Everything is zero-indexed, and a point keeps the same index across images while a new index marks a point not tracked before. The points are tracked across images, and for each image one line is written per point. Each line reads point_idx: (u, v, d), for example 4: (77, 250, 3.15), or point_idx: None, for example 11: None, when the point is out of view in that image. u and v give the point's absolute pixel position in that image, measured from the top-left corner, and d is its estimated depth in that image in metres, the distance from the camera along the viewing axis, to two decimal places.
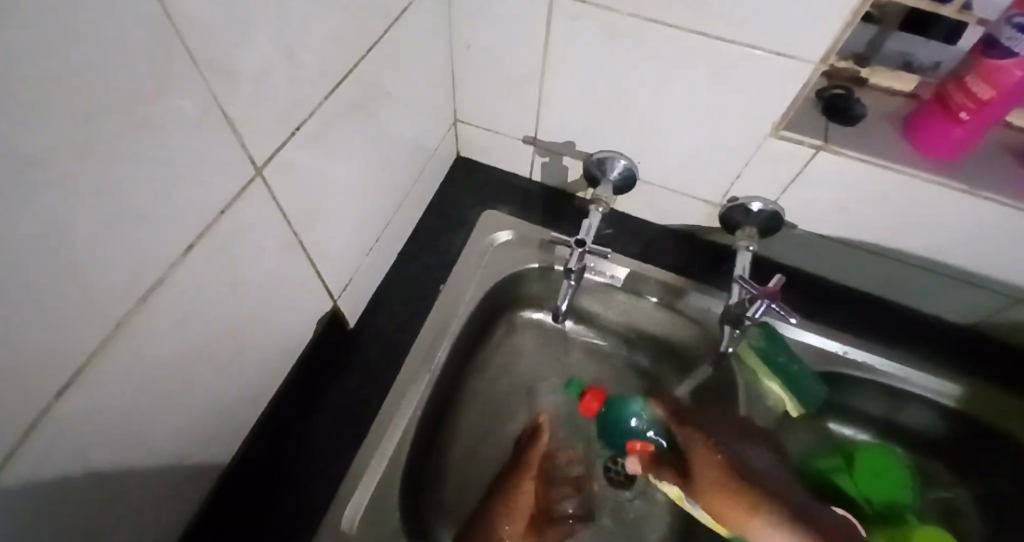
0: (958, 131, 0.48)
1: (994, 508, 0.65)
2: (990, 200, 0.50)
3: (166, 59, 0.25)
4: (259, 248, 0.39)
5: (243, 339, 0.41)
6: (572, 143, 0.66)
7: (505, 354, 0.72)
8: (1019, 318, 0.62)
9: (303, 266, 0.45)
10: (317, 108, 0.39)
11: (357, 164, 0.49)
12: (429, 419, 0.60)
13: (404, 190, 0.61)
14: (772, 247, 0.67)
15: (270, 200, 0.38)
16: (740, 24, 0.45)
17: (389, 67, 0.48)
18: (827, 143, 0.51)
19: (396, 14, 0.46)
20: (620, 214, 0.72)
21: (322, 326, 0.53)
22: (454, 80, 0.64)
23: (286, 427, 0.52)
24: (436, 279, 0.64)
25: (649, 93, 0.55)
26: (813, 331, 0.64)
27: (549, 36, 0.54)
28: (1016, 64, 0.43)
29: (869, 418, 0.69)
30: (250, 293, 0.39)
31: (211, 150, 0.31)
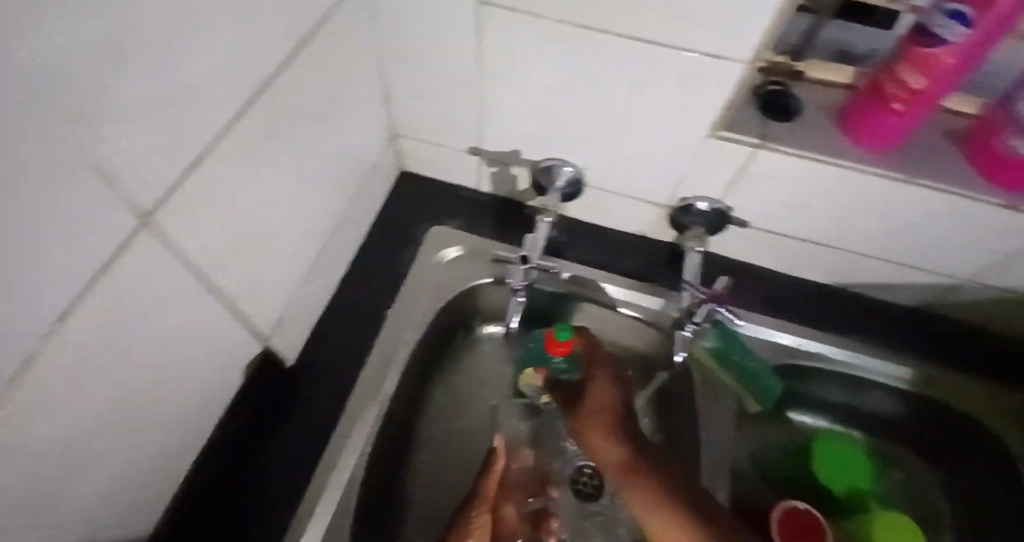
0: (892, 121, 0.48)
1: (956, 486, 0.65)
2: (926, 187, 0.50)
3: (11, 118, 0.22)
4: (159, 299, 0.35)
5: (153, 396, 0.38)
6: (518, 152, 0.63)
7: (464, 372, 0.70)
8: (969, 298, 0.62)
9: (219, 308, 0.42)
10: (218, 142, 0.36)
11: (277, 193, 0.45)
12: (380, 451, 0.57)
13: (339, 213, 0.58)
14: (724, 245, 0.66)
15: (167, 248, 0.34)
16: (672, 26, 0.44)
17: (304, 88, 0.44)
18: (764, 142, 0.51)
19: (307, 33, 0.42)
20: (573, 221, 0.70)
21: (255, 368, 0.51)
22: (386, 93, 0.61)
23: (236, 462, 0.51)
24: (382, 305, 0.62)
25: (586, 98, 0.53)
26: (769, 326, 0.64)
27: (480, 45, 0.52)
28: (946, 52, 0.42)
29: (830, 406, 0.69)
30: (153, 348, 0.36)
31: (83, 205, 0.27)
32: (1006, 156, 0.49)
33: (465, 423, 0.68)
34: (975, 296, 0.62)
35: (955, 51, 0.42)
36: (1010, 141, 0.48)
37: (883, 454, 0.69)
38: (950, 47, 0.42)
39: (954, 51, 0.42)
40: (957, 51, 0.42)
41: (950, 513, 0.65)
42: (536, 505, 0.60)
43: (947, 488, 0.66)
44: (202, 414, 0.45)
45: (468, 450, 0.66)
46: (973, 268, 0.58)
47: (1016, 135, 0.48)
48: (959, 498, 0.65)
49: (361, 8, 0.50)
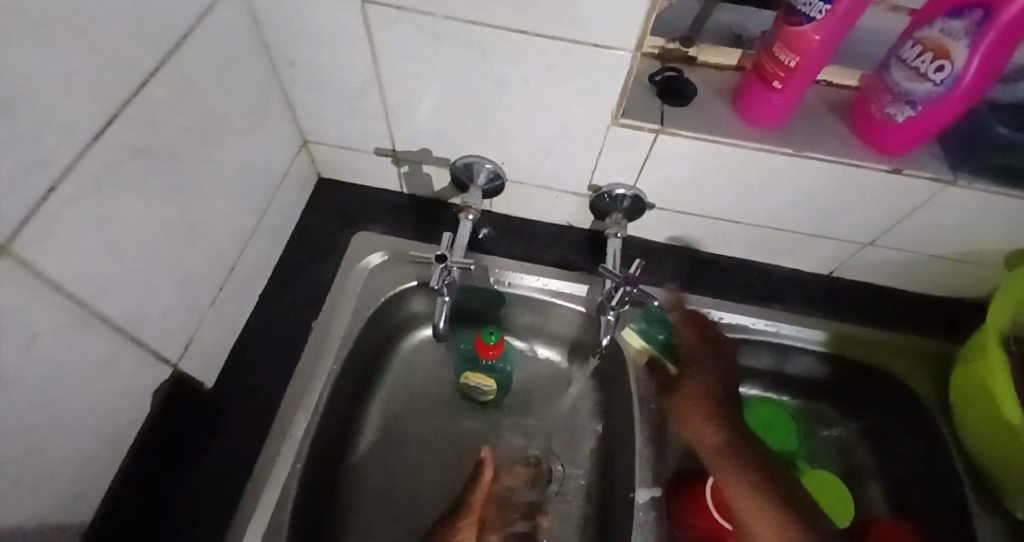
0: (775, 98, 0.50)
1: (880, 437, 0.69)
2: (816, 159, 0.53)
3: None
4: (29, 334, 0.33)
5: (38, 437, 0.36)
6: (427, 150, 0.63)
7: (401, 376, 0.69)
8: (871, 260, 0.66)
9: (112, 336, 0.41)
10: (77, 163, 0.34)
11: (165, 212, 0.44)
12: (314, 466, 0.57)
13: (248, 228, 0.56)
14: (644, 228, 0.68)
15: (33, 278, 0.33)
16: (555, 17, 0.44)
17: (179, 101, 0.43)
18: (663, 127, 0.52)
19: (175, 42, 0.41)
20: (498, 216, 0.71)
21: (163, 397, 0.49)
22: (289, 100, 0.59)
23: (152, 494, 0.49)
24: (306, 317, 0.61)
25: (488, 94, 0.53)
26: (692, 302, 0.66)
27: (374, 44, 0.51)
28: (814, 29, 0.44)
29: (758, 373, 0.72)
30: (31, 386, 0.34)
31: None
32: (885, 122, 0.52)
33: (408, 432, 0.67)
34: (876, 258, 0.66)
35: (822, 28, 0.44)
36: (887, 108, 0.51)
37: (809, 414, 0.73)
38: (816, 24, 0.44)
39: (821, 28, 0.44)
40: (823, 28, 0.44)
41: (879, 463, 0.69)
42: (522, 528, 0.63)
43: (868, 439, 0.70)
44: (104, 449, 0.43)
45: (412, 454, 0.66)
46: (870, 231, 0.62)
47: (892, 101, 0.51)
48: (879, 447, 0.69)
49: (241, 14, 0.48)
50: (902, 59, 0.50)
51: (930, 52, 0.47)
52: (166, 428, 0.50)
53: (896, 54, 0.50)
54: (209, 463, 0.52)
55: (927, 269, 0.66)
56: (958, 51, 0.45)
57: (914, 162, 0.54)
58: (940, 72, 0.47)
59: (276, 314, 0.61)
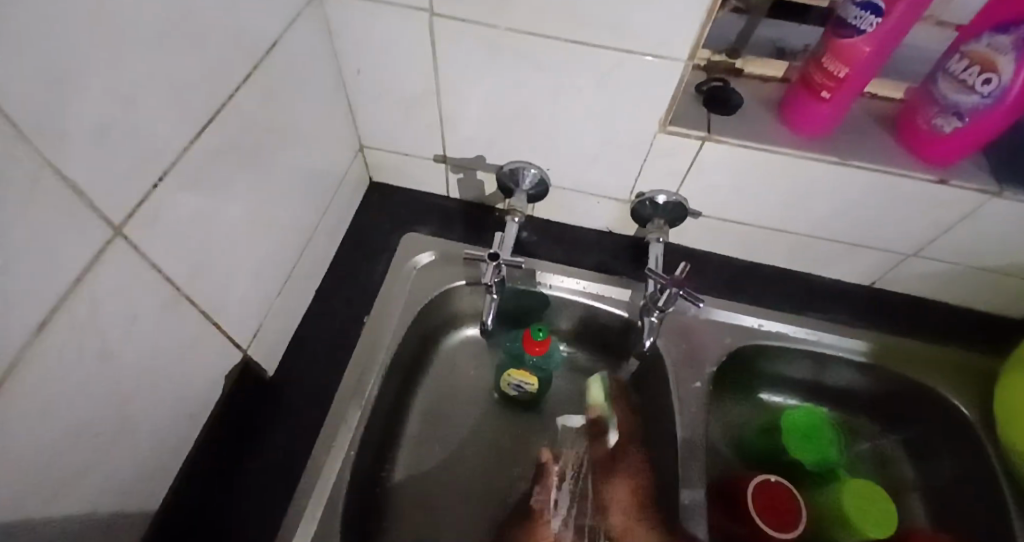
0: (823, 107, 0.52)
1: (923, 451, 0.68)
2: (860, 168, 0.54)
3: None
4: (131, 311, 0.37)
5: (135, 409, 0.39)
6: (480, 157, 0.66)
7: (442, 374, 0.71)
8: (913, 272, 0.67)
9: (196, 318, 0.44)
10: (180, 154, 0.38)
11: (246, 205, 0.47)
12: (365, 455, 0.59)
13: (311, 225, 0.60)
14: (685, 236, 0.70)
15: (139, 259, 0.36)
16: (610, 30, 0.47)
17: (265, 104, 0.46)
18: (709, 134, 0.54)
19: (262, 50, 0.45)
20: (541, 220, 0.73)
21: (232, 382, 0.52)
22: (351, 106, 0.63)
23: (213, 475, 0.51)
24: (359, 312, 0.64)
25: (542, 103, 0.56)
26: (732, 308, 0.67)
27: (436, 55, 0.54)
28: (864, 41, 0.46)
29: (795, 382, 0.72)
30: (128, 361, 0.37)
31: (53, 219, 0.29)
32: (932, 133, 0.53)
33: (451, 429, 0.68)
34: (919, 270, 0.66)
35: (872, 40, 0.46)
36: (934, 119, 0.52)
37: (847, 426, 0.72)
38: (867, 37, 0.46)
39: (871, 40, 0.46)
40: (873, 39, 0.46)
41: (917, 477, 0.68)
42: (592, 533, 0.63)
43: (910, 453, 0.69)
44: (181, 424, 0.46)
45: (452, 452, 0.67)
46: (914, 243, 0.62)
47: (938, 112, 0.52)
48: (921, 461, 0.68)
49: (317, 26, 0.52)
50: (949, 71, 0.51)
51: (978, 65, 0.48)
52: (231, 411, 0.52)
53: (943, 66, 0.51)
54: (267, 446, 0.55)
55: (970, 283, 0.66)
56: (1005, 64, 0.46)
57: (960, 173, 0.54)
58: (987, 85, 0.48)
59: (331, 308, 0.64)
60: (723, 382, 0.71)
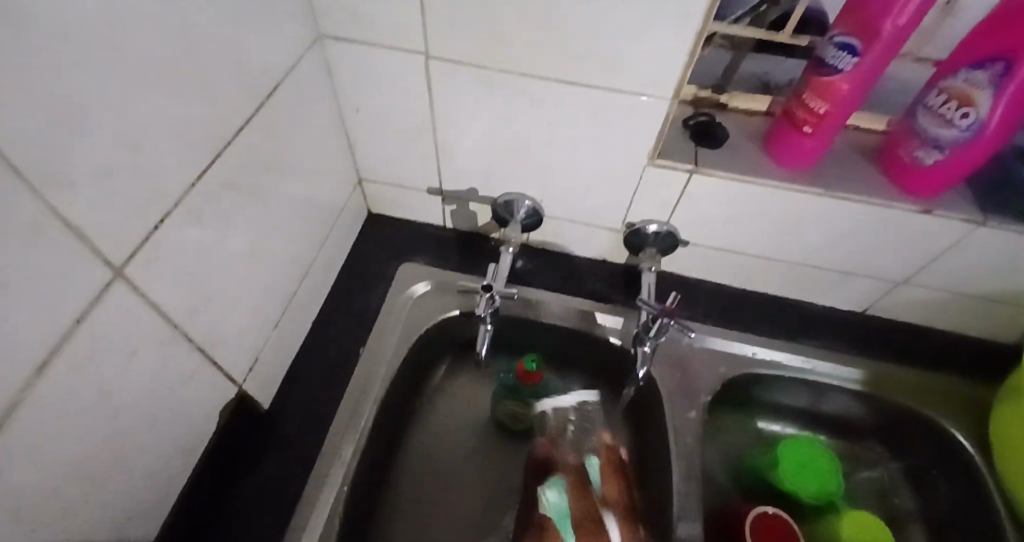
0: (806, 141, 0.53)
1: (921, 481, 0.68)
2: (846, 199, 0.56)
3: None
4: (130, 347, 0.37)
5: (131, 444, 0.40)
6: (475, 189, 0.67)
7: (437, 405, 0.72)
8: (903, 298, 0.67)
9: (194, 352, 0.45)
10: (182, 194, 0.39)
11: (245, 240, 0.48)
12: (360, 486, 0.59)
13: (308, 257, 0.61)
14: (677, 264, 0.71)
15: (139, 296, 0.37)
16: (597, 70, 0.49)
17: (266, 144, 0.48)
18: (697, 167, 0.56)
19: (262, 94, 0.46)
20: (535, 249, 0.74)
21: (228, 413, 0.52)
22: (350, 142, 0.65)
23: (206, 509, 0.51)
24: (355, 342, 0.65)
25: (535, 138, 0.58)
26: (724, 337, 0.68)
27: (431, 94, 0.56)
28: (842, 79, 0.48)
29: (794, 410, 0.72)
30: (125, 396, 0.38)
31: (52, 264, 0.30)
32: (914, 165, 0.54)
33: (447, 460, 0.69)
34: (908, 297, 0.67)
35: (850, 78, 0.47)
36: (916, 152, 0.54)
37: (844, 454, 0.72)
38: (844, 75, 0.47)
39: (849, 78, 0.47)
40: (851, 78, 0.47)
41: (918, 505, 0.67)
42: None
43: (910, 482, 0.69)
44: (177, 457, 0.46)
45: (448, 484, 0.67)
46: (902, 271, 0.63)
47: (919, 145, 0.53)
48: (922, 490, 0.67)
49: (318, 68, 0.54)
50: (928, 106, 0.52)
51: (956, 100, 0.49)
52: (224, 444, 0.52)
53: (922, 101, 0.53)
54: (262, 475, 0.55)
55: (961, 309, 0.66)
56: (983, 99, 0.48)
57: (944, 203, 0.56)
58: (965, 118, 0.49)
59: (327, 339, 0.65)
60: (722, 410, 0.71)
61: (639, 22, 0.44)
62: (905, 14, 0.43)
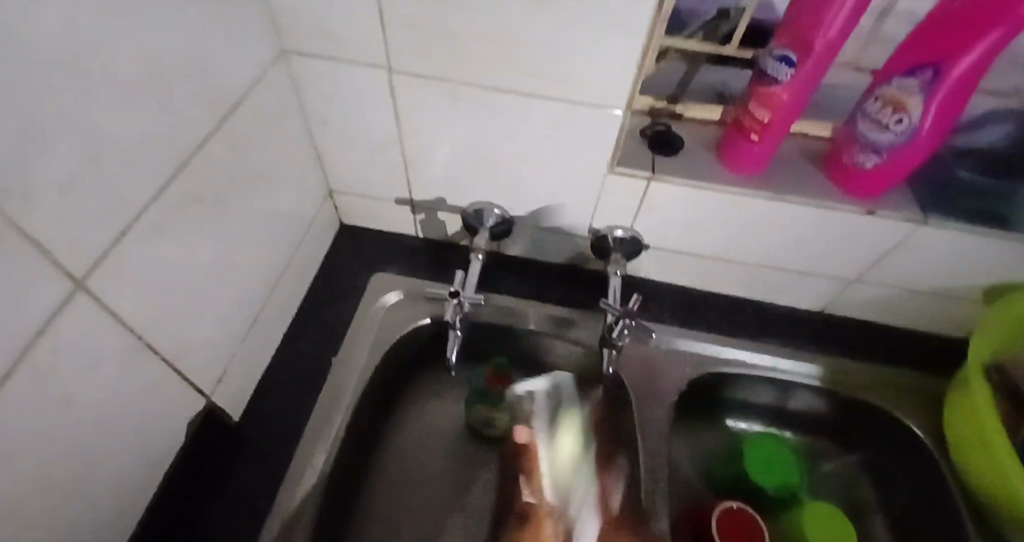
0: (754, 148, 0.56)
1: (881, 474, 0.70)
2: (795, 202, 0.58)
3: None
4: (93, 357, 0.38)
5: (95, 455, 0.40)
6: (443, 199, 0.69)
7: (412, 413, 0.72)
8: (857, 296, 0.70)
9: (160, 363, 0.45)
10: (146, 206, 0.40)
11: (211, 252, 0.49)
12: (333, 495, 0.59)
13: (278, 268, 0.62)
14: (642, 267, 0.73)
15: (101, 308, 0.38)
16: (554, 82, 0.51)
17: (232, 156, 0.49)
18: (654, 174, 0.58)
19: (227, 109, 0.48)
20: (506, 257, 0.75)
21: (197, 426, 0.52)
22: (319, 155, 0.66)
23: (176, 523, 0.51)
24: (327, 352, 0.65)
25: (497, 148, 0.59)
26: (690, 338, 0.70)
27: (397, 107, 0.58)
28: (782, 89, 0.51)
29: (760, 408, 0.74)
30: (88, 407, 0.38)
31: (14, 275, 0.31)
32: (857, 169, 0.57)
33: (421, 468, 0.69)
34: (862, 294, 0.70)
35: (789, 88, 0.50)
36: (857, 156, 0.57)
37: (809, 449, 0.74)
38: (784, 85, 0.50)
39: (788, 88, 0.50)
40: (790, 88, 0.50)
41: (880, 495, 0.69)
42: None
43: (872, 475, 0.71)
44: (144, 469, 0.47)
45: (422, 490, 0.68)
46: (853, 270, 0.66)
47: (860, 150, 0.56)
48: (883, 481, 0.69)
49: (284, 83, 0.56)
50: (866, 113, 0.55)
51: (890, 106, 0.53)
52: (194, 457, 0.53)
53: (860, 108, 0.56)
54: (232, 488, 0.55)
55: (912, 305, 0.69)
56: (914, 105, 0.51)
57: (887, 204, 0.58)
58: (900, 123, 0.52)
59: (299, 349, 0.65)
60: (690, 409, 0.73)
61: (589, 36, 0.46)
62: (834, 29, 0.46)
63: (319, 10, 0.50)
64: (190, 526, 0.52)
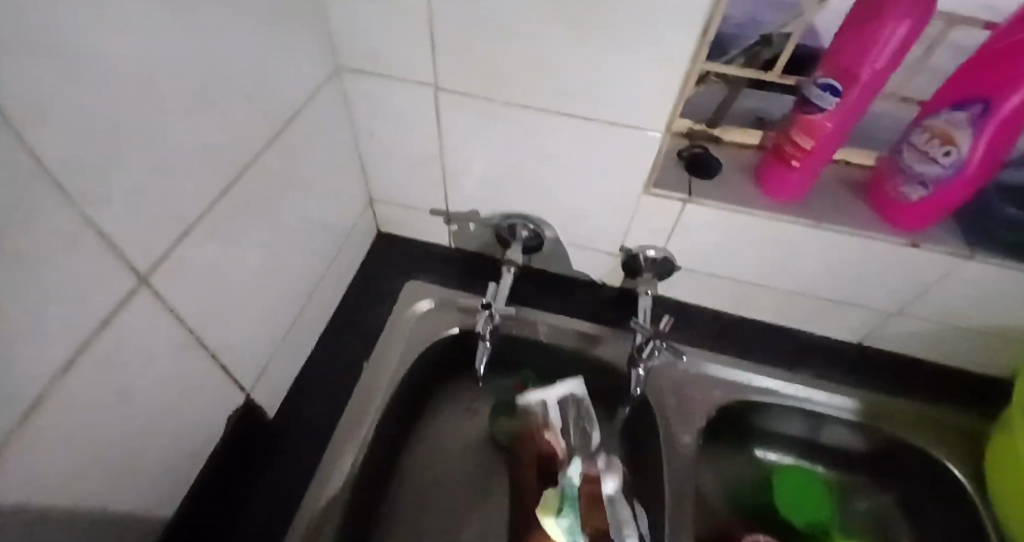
0: (794, 175, 0.56)
1: (915, 511, 0.67)
2: (836, 231, 0.58)
3: (31, 192, 0.28)
4: (149, 351, 0.40)
5: (143, 443, 0.42)
6: (476, 212, 0.70)
7: (440, 420, 0.74)
8: (896, 330, 0.69)
9: (205, 359, 0.47)
10: (206, 208, 0.43)
11: (260, 253, 0.52)
12: (360, 496, 0.61)
13: (317, 272, 0.64)
14: (673, 288, 0.73)
15: (159, 304, 0.40)
16: (595, 105, 0.52)
17: (287, 163, 0.52)
18: (691, 197, 0.58)
19: (284, 121, 0.50)
20: (535, 270, 0.76)
21: (235, 421, 0.54)
22: (363, 165, 0.68)
23: (224, 491, 0.55)
24: (358, 356, 0.67)
25: (535, 165, 0.61)
26: (720, 363, 0.70)
27: (440, 124, 0.60)
28: (825, 117, 0.50)
29: (790, 439, 0.72)
30: (139, 397, 0.40)
31: (88, 267, 0.33)
32: (900, 200, 0.56)
33: (446, 473, 0.70)
34: (903, 327, 0.68)
35: (832, 117, 0.50)
36: (901, 187, 0.56)
37: (839, 486, 0.71)
38: (828, 114, 0.50)
39: (831, 116, 0.50)
40: (834, 115, 0.50)
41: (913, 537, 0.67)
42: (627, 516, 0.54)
43: (906, 513, 0.68)
44: (184, 461, 0.49)
45: (443, 495, 0.69)
46: (893, 302, 0.64)
47: (905, 181, 0.55)
48: (917, 523, 0.67)
49: (336, 97, 0.59)
50: (911, 144, 0.54)
51: (937, 138, 0.52)
52: (240, 439, 0.56)
53: (906, 139, 0.55)
54: (272, 473, 0.58)
55: (954, 341, 0.67)
56: (963, 138, 0.50)
57: (932, 237, 0.57)
58: (948, 156, 0.51)
59: (332, 352, 0.67)
60: (718, 440, 0.71)
61: (630, 61, 0.47)
62: (881, 59, 0.46)
63: (374, 30, 0.52)
64: (237, 499, 0.55)
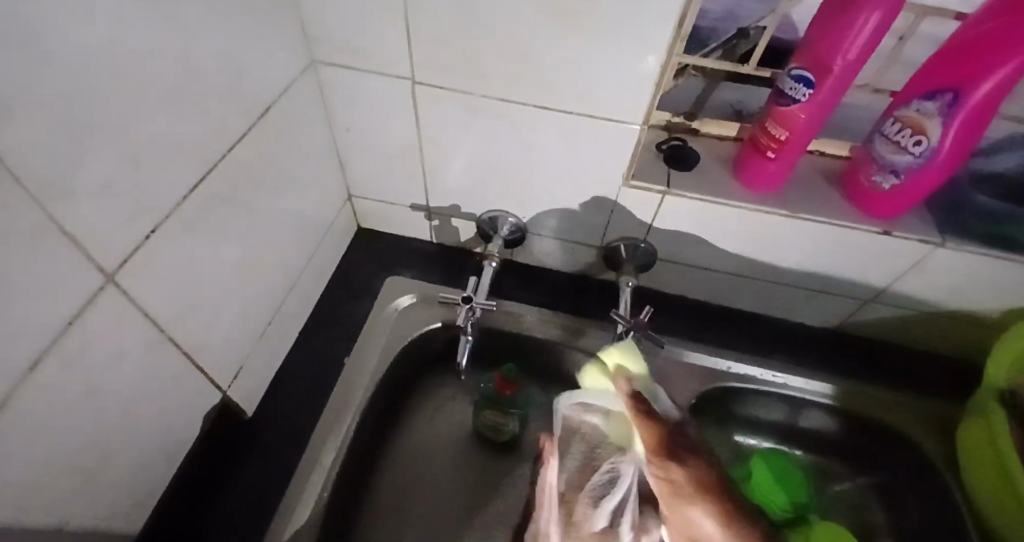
0: (771, 166, 0.56)
1: (890, 495, 0.69)
2: (811, 220, 0.58)
3: None
4: (119, 351, 0.39)
5: (117, 445, 0.41)
6: (457, 206, 0.70)
7: (424, 415, 0.74)
8: (871, 317, 0.70)
9: (180, 358, 0.46)
10: (177, 205, 0.42)
11: (236, 250, 0.51)
12: (342, 494, 0.60)
13: (296, 269, 0.63)
14: (654, 279, 0.74)
15: (129, 303, 0.39)
16: (573, 97, 0.52)
17: (262, 158, 0.51)
18: (669, 189, 0.59)
19: (258, 115, 0.49)
20: (518, 263, 0.77)
21: (212, 419, 0.54)
22: (341, 160, 0.68)
23: (201, 490, 0.54)
24: (340, 353, 0.67)
25: (515, 158, 0.60)
26: (701, 351, 0.70)
27: (419, 118, 0.59)
28: (800, 108, 0.51)
29: (770, 425, 0.73)
30: (110, 397, 0.40)
31: (52, 265, 0.32)
32: (874, 190, 0.57)
33: (431, 466, 0.71)
34: (877, 314, 0.69)
35: (807, 107, 0.51)
36: (874, 176, 0.56)
37: (818, 468, 0.74)
38: (802, 105, 0.51)
39: (805, 107, 0.51)
40: (808, 106, 0.50)
41: (889, 518, 0.68)
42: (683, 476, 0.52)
43: (881, 496, 0.70)
44: (161, 462, 0.48)
45: (427, 490, 0.69)
46: (868, 290, 0.66)
47: (878, 171, 0.56)
48: (893, 506, 0.68)
49: (312, 90, 0.58)
50: (884, 134, 0.55)
51: (909, 128, 0.53)
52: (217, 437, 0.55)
53: (878, 130, 0.56)
54: (251, 471, 0.57)
55: (927, 327, 0.69)
56: (934, 127, 0.51)
57: (905, 226, 0.58)
58: (918, 145, 0.52)
59: (313, 350, 0.67)
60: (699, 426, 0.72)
61: (608, 55, 0.47)
62: (852, 51, 0.46)
63: (350, 23, 0.51)
64: (215, 497, 0.55)
